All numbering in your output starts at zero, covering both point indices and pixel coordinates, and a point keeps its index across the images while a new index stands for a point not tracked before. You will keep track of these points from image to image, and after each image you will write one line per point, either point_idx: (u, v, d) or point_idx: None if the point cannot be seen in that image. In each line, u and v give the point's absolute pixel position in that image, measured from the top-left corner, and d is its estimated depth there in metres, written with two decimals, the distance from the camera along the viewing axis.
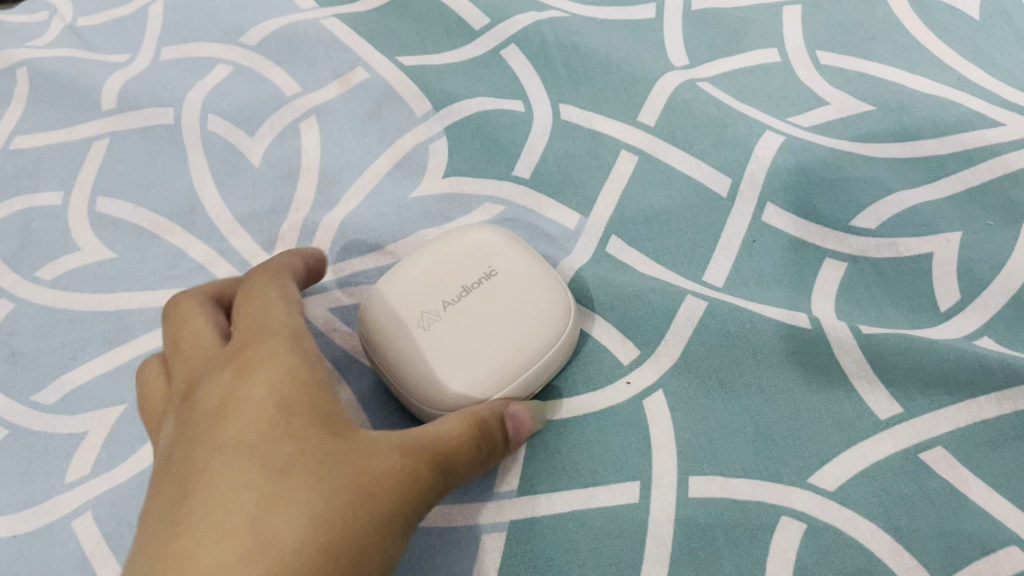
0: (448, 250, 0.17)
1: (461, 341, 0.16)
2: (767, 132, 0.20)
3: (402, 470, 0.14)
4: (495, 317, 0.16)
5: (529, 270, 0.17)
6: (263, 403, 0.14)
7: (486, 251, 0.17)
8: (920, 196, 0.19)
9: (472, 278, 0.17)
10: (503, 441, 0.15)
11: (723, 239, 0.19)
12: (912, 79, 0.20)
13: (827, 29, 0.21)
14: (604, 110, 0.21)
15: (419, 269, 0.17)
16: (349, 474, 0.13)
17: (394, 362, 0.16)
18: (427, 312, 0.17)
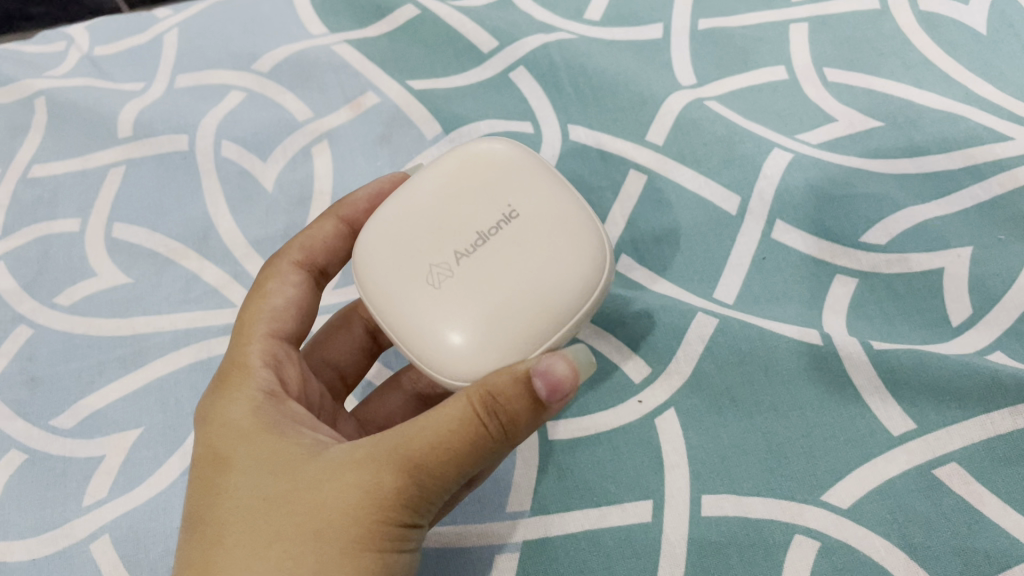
0: (455, 187, 0.15)
1: (483, 292, 0.13)
2: (775, 150, 0.20)
3: (350, 518, 0.12)
4: (518, 266, 0.14)
5: (553, 211, 0.14)
6: (243, 435, 0.13)
7: (502, 186, 0.14)
8: (929, 211, 0.18)
9: (488, 221, 0.14)
10: (526, 416, 0.12)
11: (732, 256, 0.19)
12: (920, 94, 0.20)
13: (834, 47, 0.21)
14: (612, 130, 0.21)
15: (428, 211, 0.15)
16: (290, 527, 0.12)
17: (400, 311, 0.14)
18: (441, 260, 0.14)
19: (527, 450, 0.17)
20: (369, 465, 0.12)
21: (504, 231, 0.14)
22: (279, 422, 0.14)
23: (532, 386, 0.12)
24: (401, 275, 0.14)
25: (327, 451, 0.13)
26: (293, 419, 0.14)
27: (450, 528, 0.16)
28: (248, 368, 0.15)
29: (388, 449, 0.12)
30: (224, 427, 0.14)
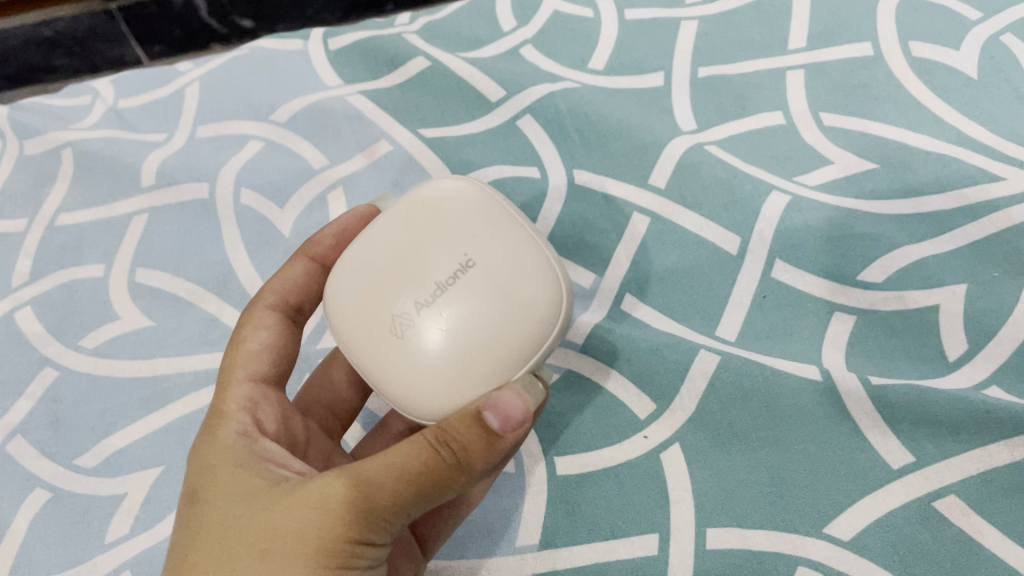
0: (413, 235, 0.15)
1: (445, 343, 0.14)
2: (773, 192, 0.20)
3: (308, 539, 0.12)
4: (479, 321, 0.14)
5: (512, 260, 0.14)
6: (219, 470, 0.14)
7: (451, 237, 0.15)
8: (925, 249, 0.19)
9: (447, 272, 0.14)
10: (476, 450, 0.13)
11: (733, 295, 0.19)
12: (913, 137, 0.21)
13: (830, 93, 0.22)
14: (616, 174, 0.21)
15: (390, 258, 0.15)
16: (252, 548, 0.13)
17: (369, 360, 0.14)
18: (402, 313, 0.14)
19: (536, 485, 0.18)
20: (329, 492, 0.13)
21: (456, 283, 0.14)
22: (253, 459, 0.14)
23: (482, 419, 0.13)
24: (366, 323, 0.14)
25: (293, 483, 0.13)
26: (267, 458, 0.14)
27: (463, 562, 0.17)
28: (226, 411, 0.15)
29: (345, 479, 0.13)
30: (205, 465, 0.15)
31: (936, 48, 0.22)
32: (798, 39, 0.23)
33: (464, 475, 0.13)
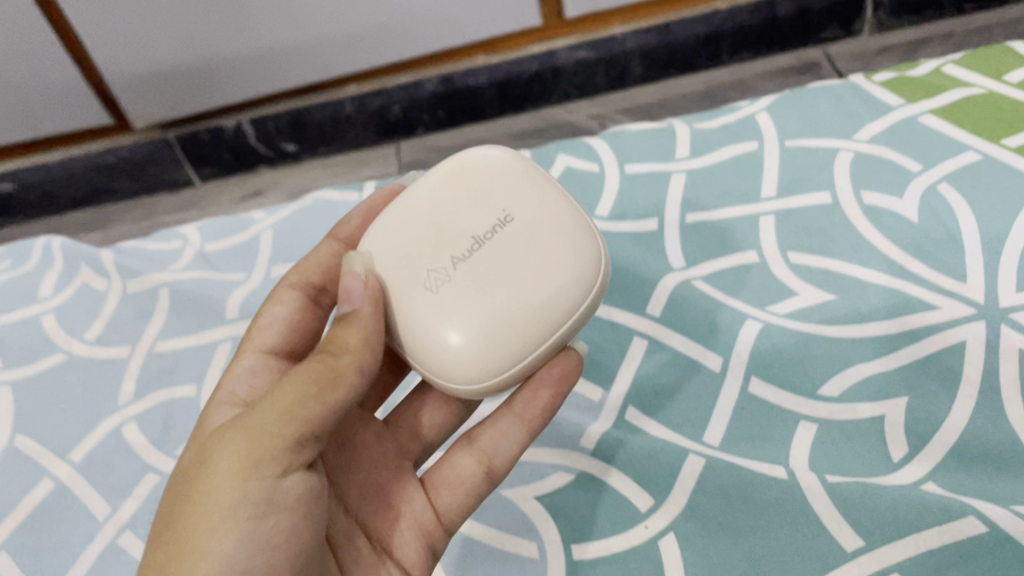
0: (443, 208, 0.19)
1: (484, 291, 0.18)
2: (748, 320, 0.25)
3: (224, 460, 0.16)
4: (511, 269, 0.18)
5: (545, 220, 0.19)
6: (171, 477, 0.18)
7: (490, 203, 0.19)
8: (874, 367, 0.23)
9: (486, 228, 0.19)
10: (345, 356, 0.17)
11: (717, 407, 0.23)
12: (865, 271, 0.25)
13: (795, 234, 0.26)
14: (619, 304, 0.26)
15: (432, 224, 0.19)
16: (189, 488, 0.16)
17: (413, 309, 0.19)
18: (440, 268, 0.19)
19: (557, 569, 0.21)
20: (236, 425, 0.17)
21: (497, 237, 0.19)
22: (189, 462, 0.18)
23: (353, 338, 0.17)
24: (414, 275, 0.19)
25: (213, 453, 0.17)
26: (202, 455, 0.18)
27: None
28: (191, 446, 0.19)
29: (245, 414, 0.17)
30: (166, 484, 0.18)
31: (883, 196, 0.27)
32: (769, 188, 0.28)
33: (345, 358, 0.17)
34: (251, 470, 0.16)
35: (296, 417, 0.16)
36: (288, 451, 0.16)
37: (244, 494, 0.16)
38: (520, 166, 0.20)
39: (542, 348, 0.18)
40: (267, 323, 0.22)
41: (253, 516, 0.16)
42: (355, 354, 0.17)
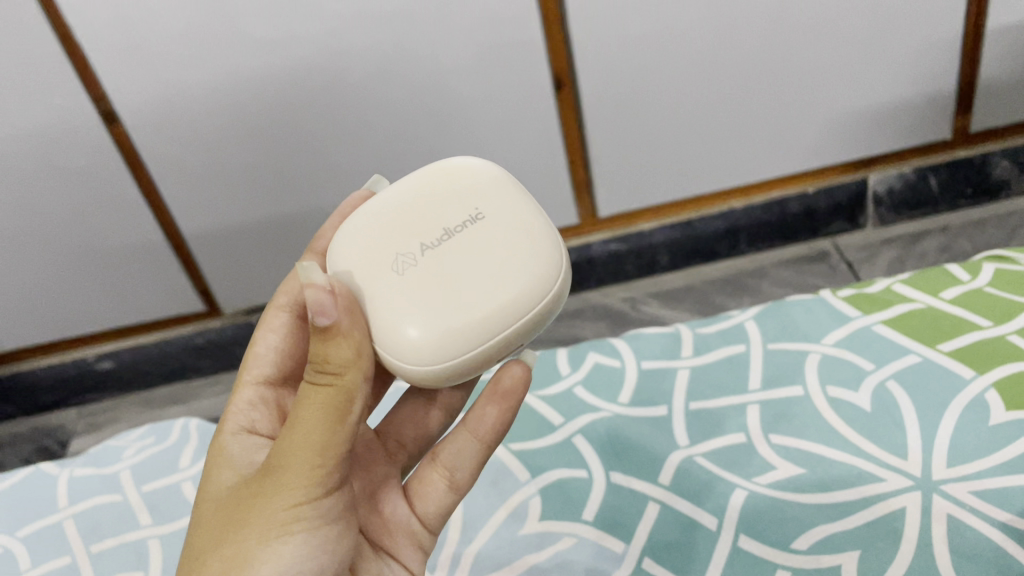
0: (416, 218, 0.33)
1: (439, 266, 0.31)
2: (738, 488, 0.36)
3: (290, 489, 0.28)
4: (455, 249, 0.31)
5: (491, 225, 0.32)
6: (255, 490, 0.29)
7: (456, 210, 0.33)
8: (834, 525, 0.34)
9: (448, 225, 0.33)
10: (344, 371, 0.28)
11: (716, 556, 0.34)
12: (829, 451, 0.37)
13: (774, 420, 0.39)
14: (636, 475, 0.38)
15: (414, 223, 0.33)
16: (265, 499, 0.28)
17: (389, 274, 0.32)
18: (409, 249, 0.32)
19: None
20: (284, 454, 0.28)
21: (460, 230, 0.32)
22: (263, 478, 0.29)
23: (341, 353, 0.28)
24: (395, 254, 0.32)
25: (278, 466, 0.28)
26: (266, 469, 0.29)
27: None
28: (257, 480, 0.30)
29: (289, 447, 0.28)
30: (249, 497, 0.29)
31: (844, 389, 0.40)
32: (755, 383, 0.42)
33: (345, 376, 0.28)
34: (307, 497, 0.28)
35: (330, 451, 0.28)
36: (327, 474, 0.28)
37: (311, 487, 0.28)
38: (484, 180, 0.34)
39: (466, 307, 0.31)
40: (262, 355, 0.40)
41: (318, 503, 0.28)
42: (352, 368, 0.28)
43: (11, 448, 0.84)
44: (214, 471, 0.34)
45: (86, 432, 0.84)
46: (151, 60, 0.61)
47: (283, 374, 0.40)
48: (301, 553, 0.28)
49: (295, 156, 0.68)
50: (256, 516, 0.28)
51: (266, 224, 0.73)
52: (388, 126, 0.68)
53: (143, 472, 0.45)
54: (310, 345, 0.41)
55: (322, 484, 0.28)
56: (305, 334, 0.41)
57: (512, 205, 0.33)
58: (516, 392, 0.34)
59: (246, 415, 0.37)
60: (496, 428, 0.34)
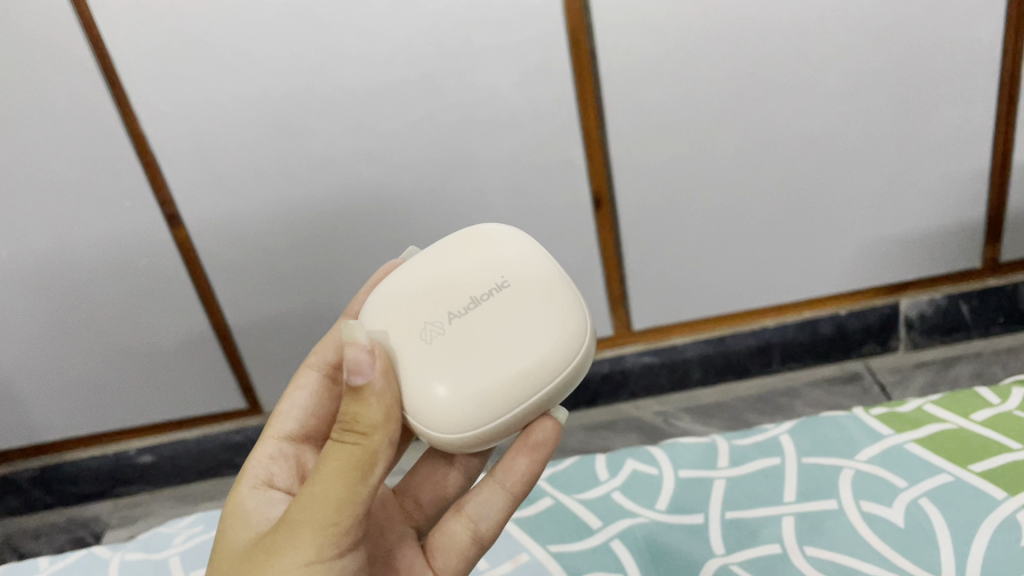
0: (443, 284, 0.36)
1: (466, 334, 0.34)
2: None
3: (299, 548, 0.30)
4: (485, 334, 0.34)
5: (522, 314, 0.34)
6: (270, 541, 0.31)
7: (483, 278, 0.36)
8: None
9: (477, 295, 0.35)
10: (371, 432, 0.31)
11: None
12: (863, 564, 0.38)
13: (808, 531, 0.40)
14: None
15: (444, 287, 0.36)
16: (274, 557, 0.31)
17: (414, 335, 0.35)
18: (438, 319, 0.35)
19: None
20: (303, 509, 0.30)
21: (485, 299, 0.35)
22: (278, 529, 0.31)
23: (372, 414, 0.31)
24: (424, 317, 0.35)
25: (294, 518, 0.31)
26: (282, 521, 0.32)
27: None
28: (270, 533, 0.32)
29: (308, 504, 0.30)
30: (262, 549, 0.32)
31: (876, 504, 0.41)
32: (790, 494, 0.43)
33: (373, 437, 0.31)
34: (316, 558, 0.30)
35: (344, 508, 0.30)
36: (337, 536, 0.30)
37: (324, 543, 0.30)
38: (509, 246, 0.37)
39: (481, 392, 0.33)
40: (287, 413, 0.44)
41: (328, 564, 0.30)
42: (379, 430, 0.31)
43: (47, 537, 0.86)
44: (229, 524, 0.38)
45: (121, 524, 0.85)
46: (220, 172, 0.66)
47: (305, 432, 0.44)
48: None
49: (345, 262, 0.72)
50: (268, 566, 0.31)
51: (312, 329, 0.76)
52: (431, 234, 0.71)
53: (190, 558, 0.47)
54: (335, 408, 0.45)
55: (332, 545, 0.30)
56: (332, 396, 0.45)
57: (537, 268, 0.36)
58: (546, 445, 0.37)
59: (265, 468, 0.41)
60: (524, 480, 0.38)
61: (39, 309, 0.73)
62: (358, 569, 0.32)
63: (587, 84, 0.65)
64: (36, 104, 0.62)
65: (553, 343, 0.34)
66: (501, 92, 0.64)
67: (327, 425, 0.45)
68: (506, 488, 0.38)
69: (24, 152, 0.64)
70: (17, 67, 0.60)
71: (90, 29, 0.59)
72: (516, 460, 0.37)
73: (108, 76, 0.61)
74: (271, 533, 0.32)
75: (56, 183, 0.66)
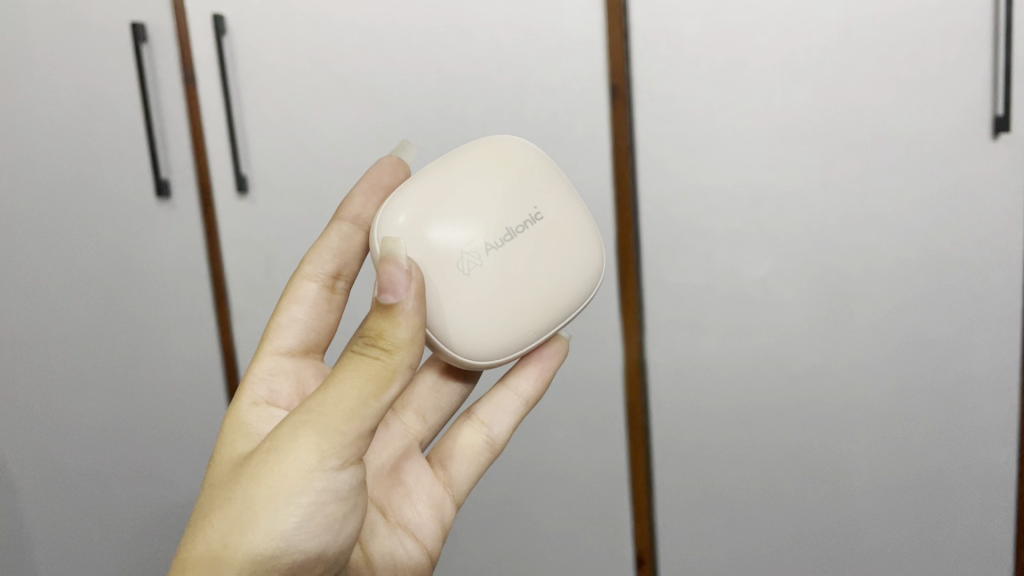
0: (474, 207, 0.41)
1: (505, 268, 0.41)
2: None
3: (300, 454, 0.33)
4: (536, 262, 0.42)
5: (566, 250, 0.44)
6: (274, 438, 0.34)
7: (521, 210, 0.43)
8: None
9: (518, 222, 0.42)
10: (393, 351, 0.35)
11: None
12: None
13: None
14: None
15: (484, 201, 0.42)
16: (273, 458, 0.34)
17: (460, 248, 0.41)
18: (486, 243, 0.41)
19: None
20: (314, 413, 0.34)
21: (523, 229, 0.42)
22: (284, 425, 0.35)
23: (396, 320, 0.35)
24: (471, 238, 0.41)
25: (300, 422, 0.34)
26: (286, 421, 0.35)
27: None
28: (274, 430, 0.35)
29: (316, 412, 0.34)
30: (267, 444, 0.34)
31: None
32: None
33: (394, 354, 0.35)
34: (315, 465, 0.33)
35: (351, 423, 0.34)
36: (339, 449, 0.34)
37: (323, 457, 0.34)
38: (538, 175, 0.45)
39: (542, 316, 0.43)
40: (285, 331, 0.48)
41: (325, 477, 0.34)
42: (401, 351, 0.35)
43: None
44: (235, 436, 0.42)
45: None
46: None
47: (304, 346, 0.49)
48: (301, 514, 0.34)
49: None
50: (267, 465, 0.34)
51: None
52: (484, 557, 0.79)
53: None
54: (332, 317, 0.50)
55: (332, 456, 0.34)
56: (332, 310, 0.50)
57: (562, 206, 0.44)
58: (556, 357, 0.49)
59: (266, 385, 0.46)
60: (533, 387, 0.49)
61: (122, 570, 0.82)
62: (353, 483, 0.36)
63: (639, 430, 0.74)
64: (177, 397, 0.77)
65: (586, 283, 0.45)
66: (561, 442, 0.75)
67: (325, 336, 0.50)
68: (519, 395, 0.49)
69: (157, 429, 0.78)
70: (175, 361, 0.76)
71: (224, 328, 0.75)
72: (526, 370, 0.49)
73: (227, 369, 0.76)
74: (275, 430, 0.35)
75: (174, 461, 0.79)
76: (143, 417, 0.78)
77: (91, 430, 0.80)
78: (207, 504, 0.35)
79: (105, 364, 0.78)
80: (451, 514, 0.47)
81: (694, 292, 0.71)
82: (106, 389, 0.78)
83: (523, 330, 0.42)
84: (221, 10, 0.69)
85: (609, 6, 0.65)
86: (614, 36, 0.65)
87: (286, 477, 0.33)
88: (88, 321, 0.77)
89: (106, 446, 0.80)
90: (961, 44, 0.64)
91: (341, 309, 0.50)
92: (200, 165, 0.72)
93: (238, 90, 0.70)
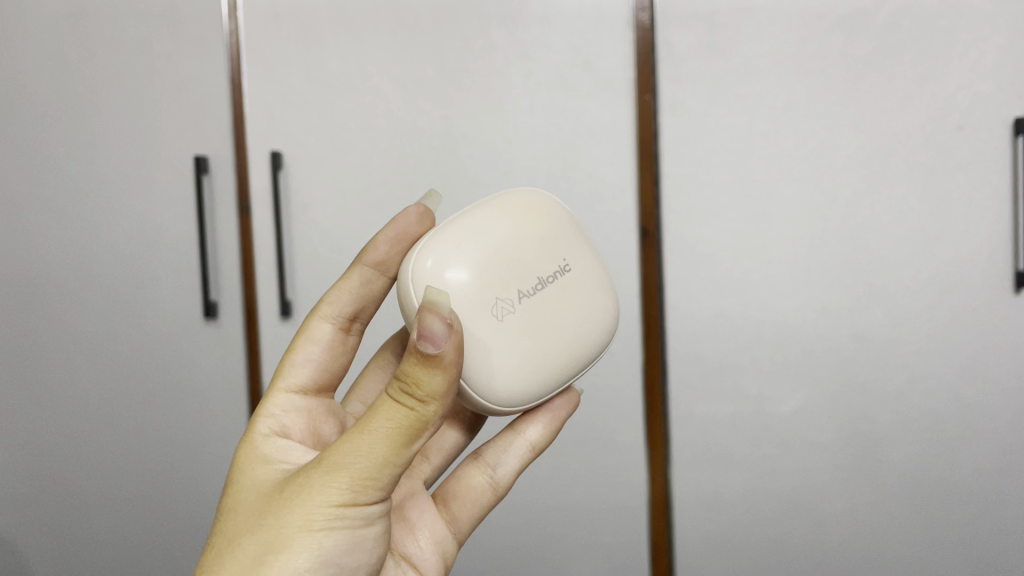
0: (511, 255, 0.38)
1: (535, 318, 0.38)
2: None
3: (332, 494, 0.30)
4: (564, 318, 0.39)
5: (592, 309, 0.40)
6: (308, 473, 0.31)
7: (552, 260, 0.39)
8: None
9: (547, 274, 0.39)
10: (428, 404, 0.30)
11: None
12: None
13: None
14: None
15: (517, 252, 0.38)
16: (306, 493, 0.30)
17: (493, 299, 0.36)
18: (516, 292, 0.37)
19: None
20: (348, 454, 0.30)
21: (552, 281, 0.39)
22: (318, 460, 0.31)
23: (434, 372, 0.30)
24: (505, 289, 0.37)
25: (334, 462, 0.30)
26: (321, 456, 0.31)
27: None
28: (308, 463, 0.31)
29: (350, 454, 0.30)
30: (301, 478, 0.31)
31: None
32: None
33: (428, 405, 0.30)
34: (348, 504, 0.30)
35: (385, 467, 0.30)
36: (372, 488, 0.30)
37: (357, 499, 0.30)
38: (566, 225, 0.41)
39: (567, 376, 0.39)
40: (300, 366, 0.42)
41: (358, 518, 0.31)
42: (436, 401, 0.30)
43: None
44: (250, 462, 0.36)
45: None
46: None
47: (317, 385, 0.43)
48: (333, 548, 0.31)
49: None
50: (300, 503, 0.30)
51: None
52: None
53: None
54: (345, 360, 0.44)
55: (366, 494, 0.30)
56: (347, 351, 0.44)
57: (584, 258, 0.41)
58: (568, 411, 0.43)
59: (279, 420, 0.39)
60: (543, 436, 0.43)
61: None
62: (382, 514, 0.32)
63: (663, 569, 0.73)
64: (208, 511, 0.79)
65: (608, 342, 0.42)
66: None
67: (340, 377, 0.44)
68: (526, 443, 0.43)
69: (188, 540, 0.80)
70: (210, 476, 0.78)
71: None
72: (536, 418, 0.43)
73: None
74: (310, 467, 0.31)
75: None
76: (174, 531, 0.80)
77: (123, 542, 0.82)
78: (233, 532, 0.31)
79: (141, 475, 0.80)
80: (452, 551, 0.41)
81: (721, 430, 0.71)
82: (141, 502, 0.81)
83: (548, 376, 0.38)
84: (280, 147, 0.74)
85: (642, 154, 0.69)
86: (646, 184, 0.69)
87: (319, 518, 0.30)
88: (129, 433, 0.80)
89: (135, 556, 0.81)
90: (981, 203, 0.67)
91: (354, 352, 0.45)
92: (248, 288, 0.76)
93: (288, 220, 0.74)
